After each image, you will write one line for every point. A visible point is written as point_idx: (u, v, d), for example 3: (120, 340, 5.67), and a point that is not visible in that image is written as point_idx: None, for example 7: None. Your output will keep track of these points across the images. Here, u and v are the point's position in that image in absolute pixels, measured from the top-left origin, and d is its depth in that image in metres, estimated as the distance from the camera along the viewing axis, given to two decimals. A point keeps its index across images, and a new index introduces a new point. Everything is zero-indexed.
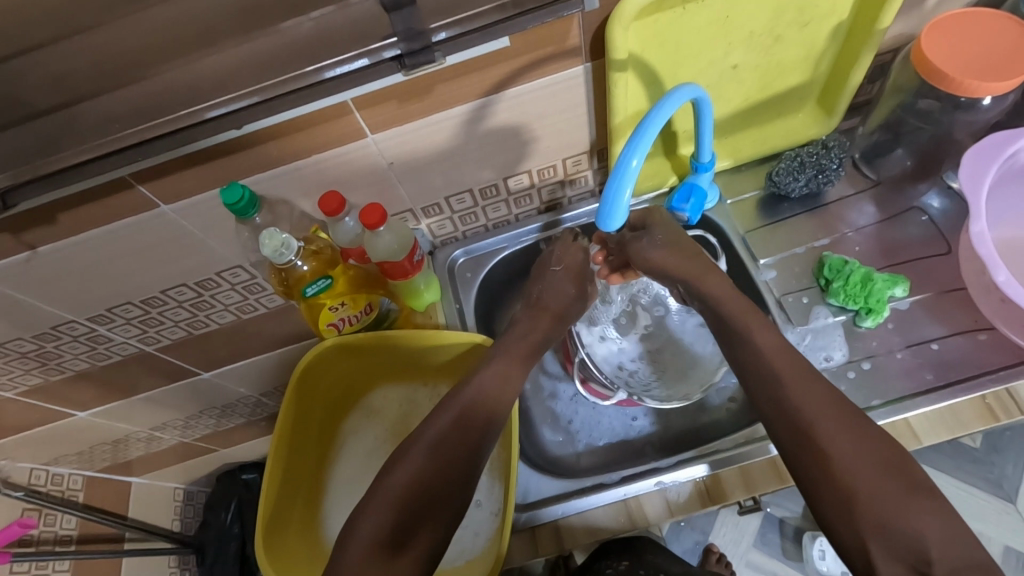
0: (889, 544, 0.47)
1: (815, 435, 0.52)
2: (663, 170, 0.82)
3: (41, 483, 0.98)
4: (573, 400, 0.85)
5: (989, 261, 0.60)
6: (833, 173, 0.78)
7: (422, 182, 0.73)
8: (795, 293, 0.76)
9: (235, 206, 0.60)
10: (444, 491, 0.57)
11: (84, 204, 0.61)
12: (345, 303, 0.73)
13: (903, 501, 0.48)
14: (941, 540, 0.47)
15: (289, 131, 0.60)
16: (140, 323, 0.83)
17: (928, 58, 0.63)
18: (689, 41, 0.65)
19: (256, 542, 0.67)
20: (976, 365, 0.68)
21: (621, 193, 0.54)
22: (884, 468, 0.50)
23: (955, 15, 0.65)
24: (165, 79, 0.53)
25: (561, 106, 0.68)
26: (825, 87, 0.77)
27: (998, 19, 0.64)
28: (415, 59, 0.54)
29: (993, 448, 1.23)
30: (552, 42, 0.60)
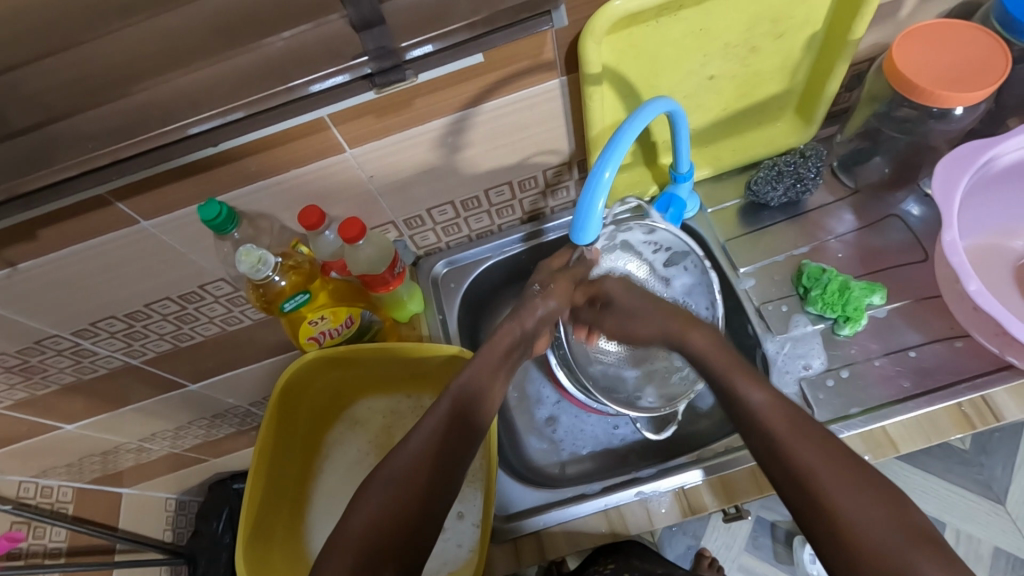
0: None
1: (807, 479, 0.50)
2: (643, 179, 0.83)
3: (31, 495, 0.98)
4: (556, 409, 0.85)
5: (961, 270, 0.61)
6: (811, 182, 0.78)
7: (404, 193, 0.73)
8: (774, 301, 0.77)
9: (213, 222, 0.60)
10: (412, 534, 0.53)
11: (64, 221, 0.61)
12: (326, 317, 0.73)
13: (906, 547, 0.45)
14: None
15: (268, 146, 0.60)
16: (124, 336, 0.83)
17: (900, 72, 0.64)
18: (665, 53, 0.66)
19: (239, 552, 0.67)
20: (953, 371, 0.68)
21: (594, 205, 0.54)
22: (876, 500, 0.47)
23: (922, 28, 0.66)
24: (140, 99, 0.54)
25: (539, 119, 0.69)
26: (803, 96, 0.78)
27: (966, 31, 0.65)
28: (387, 77, 0.55)
29: (982, 449, 1.23)
30: (528, 56, 0.60)
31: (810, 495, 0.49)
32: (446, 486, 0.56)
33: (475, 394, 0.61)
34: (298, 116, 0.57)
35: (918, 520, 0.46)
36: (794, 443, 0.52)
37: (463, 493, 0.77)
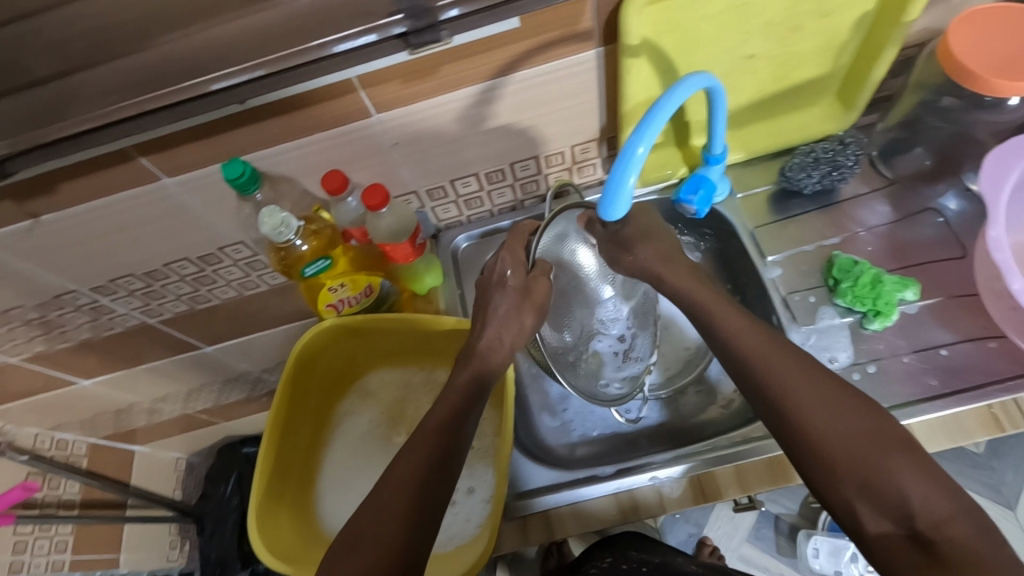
0: (877, 503, 0.46)
1: (788, 399, 0.51)
2: (673, 160, 0.81)
3: (46, 448, 0.96)
4: (567, 388, 0.84)
5: (1005, 267, 0.59)
6: (848, 171, 0.76)
7: (428, 163, 0.72)
8: (801, 292, 0.75)
9: (236, 181, 0.59)
10: None
11: (86, 174, 0.61)
12: (345, 285, 0.72)
13: (885, 456, 0.47)
14: (926, 497, 0.45)
15: (295, 107, 0.59)
16: (142, 295, 0.83)
17: (992, 81, 0.60)
18: (707, 28, 0.63)
19: (250, 517, 0.67)
20: (983, 371, 0.66)
21: (624, 181, 0.52)
22: (849, 414, 0.50)
23: (960, 44, 0.61)
24: (167, 49, 0.55)
25: (571, 91, 0.67)
26: (845, 80, 0.75)
27: (974, 18, 0.62)
28: (420, 37, 0.54)
29: (994, 453, 1.21)
30: (566, 24, 0.58)
31: (789, 414, 0.51)
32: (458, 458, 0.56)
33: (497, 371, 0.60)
34: (326, 76, 0.55)
35: (896, 428, 0.49)
36: (786, 373, 0.52)
37: (473, 468, 0.77)
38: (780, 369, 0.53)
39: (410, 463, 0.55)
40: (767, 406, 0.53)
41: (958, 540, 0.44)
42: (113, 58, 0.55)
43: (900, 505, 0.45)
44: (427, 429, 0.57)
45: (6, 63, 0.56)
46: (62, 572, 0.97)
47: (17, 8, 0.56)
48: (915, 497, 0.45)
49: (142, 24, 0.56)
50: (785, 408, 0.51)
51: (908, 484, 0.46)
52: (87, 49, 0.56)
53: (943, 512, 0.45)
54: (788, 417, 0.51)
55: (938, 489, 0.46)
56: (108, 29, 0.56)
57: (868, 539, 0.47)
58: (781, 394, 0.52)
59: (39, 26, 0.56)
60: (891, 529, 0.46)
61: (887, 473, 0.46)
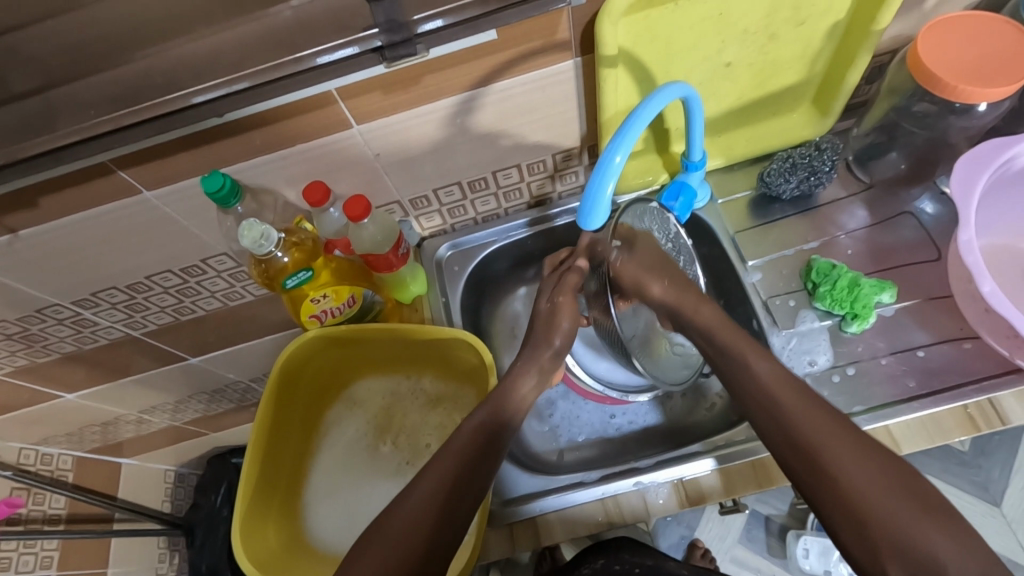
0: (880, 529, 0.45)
1: (818, 449, 0.49)
2: (654, 167, 0.82)
3: (30, 462, 0.97)
4: (554, 393, 0.85)
5: (975, 270, 0.60)
6: (824, 176, 0.77)
7: (411, 172, 0.72)
8: (782, 296, 0.76)
9: (216, 194, 0.59)
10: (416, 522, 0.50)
11: (64, 189, 0.61)
12: (328, 295, 0.71)
13: (919, 518, 0.45)
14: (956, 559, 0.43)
15: (274, 120, 0.59)
16: (125, 307, 0.83)
17: (961, 87, 0.61)
18: (684, 37, 0.64)
19: (234, 530, 0.67)
20: (960, 372, 0.67)
21: (602, 191, 0.53)
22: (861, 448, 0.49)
23: (933, 65, 0.62)
24: (144, 63, 0.55)
25: (551, 100, 0.67)
26: (821, 87, 0.76)
27: (935, 30, 0.64)
28: (396, 51, 0.54)
29: (981, 450, 1.23)
30: (542, 34, 0.58)
31: (799, 443, 0.51)
32: (461, 480, 0.56)
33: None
34: (303, 89, 0.56)
35: (926, 489, 0.47)
36: (792, 407, 0.52)
37: None
38: (801, 418, 0.52)
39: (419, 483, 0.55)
40: (789, 451, 0.51)
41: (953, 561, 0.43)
42: (91, 73, 0.55)
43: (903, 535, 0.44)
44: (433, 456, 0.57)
45: None
46: None
47: None
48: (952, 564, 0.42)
49: (121, 38, 0.56)
50: (813, 456, 0.49)
51: (939, 543, 0.44)
52: (64, 62, 0.56)
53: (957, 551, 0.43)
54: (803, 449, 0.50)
55: (968, 551, 0.43)
56: (87, 44, 0.56)
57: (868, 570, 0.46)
58: (807, 437, 0.50)
59: (19, 42, 0.56)
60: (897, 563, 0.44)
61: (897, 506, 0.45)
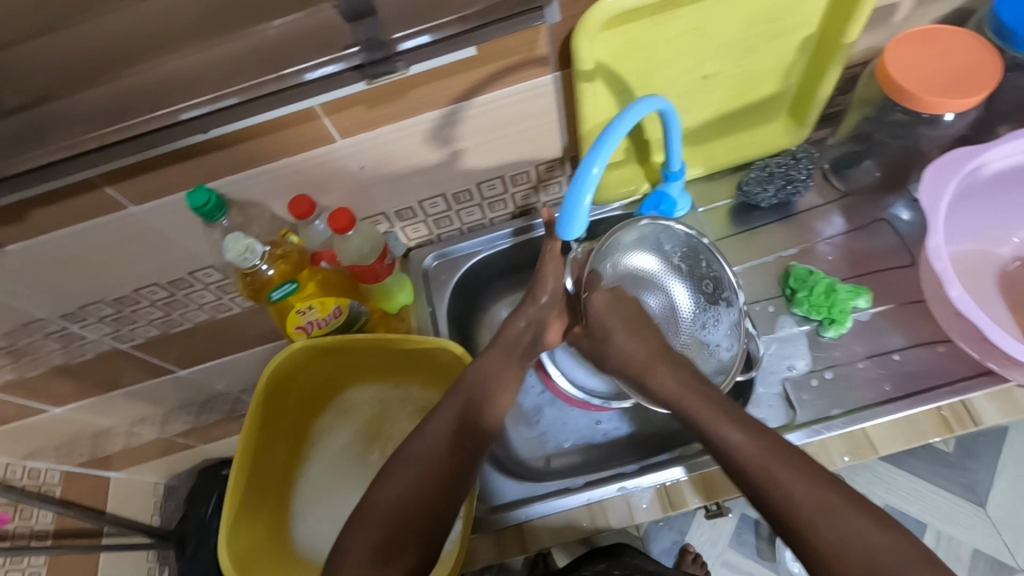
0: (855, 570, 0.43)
1: (800, 511, 0.46)
2: (636, 177, 0.83)
3: (16, 478, 0.90)
4: (541, 399, 0.86)
5: (944, 275, 0.62)
6: (802, 184, 0.79)
7: (396, 184, 0.73)
8: (761, 302, 0.77)
9: (202, 208, 0.60)
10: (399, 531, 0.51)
11: (51, 204, 0.61)
12: (313, 306, 0.72)
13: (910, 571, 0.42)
14: None
15: (260, 135, 0.60)
16: (113, 320, 0.83)
17: (927, 98, 0.63)
18: (660, 51, 0.66)
19: (221, 540, 0.67)
20: (934, 375, 0.69)
21: (581, 201, 0.55)
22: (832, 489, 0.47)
23: (904, 81, 0.63)
24: (131, 80, 0.56)
25: (532, 113, 0.69)
26: (796, 98, 0.78)
27: (904, 44, 0.66)
28: (376, 68, 0.55)
29: (966, 452, 1.25)
30: (522, 50, 0.60)
31: (765, 486, 0.48)
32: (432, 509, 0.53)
33: (467, 388, 0.60)
34: (288, 105, 0.57)
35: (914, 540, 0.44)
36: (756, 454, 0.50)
37: None
38: (780, 477, 0.48)
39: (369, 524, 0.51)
40: (772, 514, 0.48)
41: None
42: (77, 90, 0.56)
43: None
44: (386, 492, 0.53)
45: None
46: None
47: None
48: None
49: (108, 55, 0.57)
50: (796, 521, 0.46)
51: None
52: (51, 80, 0.56)
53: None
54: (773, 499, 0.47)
55: None
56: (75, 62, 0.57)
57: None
58: (788, 501, 0.46)
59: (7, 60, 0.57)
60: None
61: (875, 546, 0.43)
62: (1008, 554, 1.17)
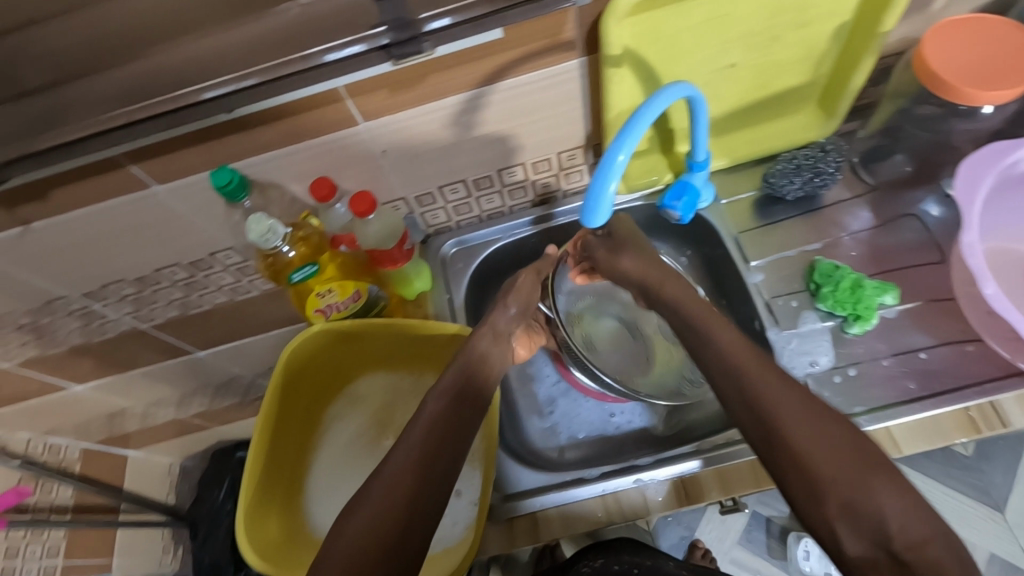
0: (858, 526, 0.45)
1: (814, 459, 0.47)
2: (658, 167, 0.82)
3: (39, 453, 0.94)
4: (555, 390, 0.86)
5: (978, 272, 0.60)
6: (829, 177, 0.77)
7: (417, 169, 0.73)
8: (784, 296, 0.76)
9: (225, 188, 0.60)
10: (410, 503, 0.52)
11: (76, 182, 0.62)
12: (333, 290, 0.72)
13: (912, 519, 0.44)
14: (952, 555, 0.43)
15: (283, 116, 0.60)
16: (134, 300, 0.84)
17: (966, 89, 0.61)
18: (687, 38, 0.64)
19: (238, 521, 0.67)
20: (961, 375, 0.67)
21: (605, 189, 0.54)
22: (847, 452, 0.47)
23: (943, 72, 0.61)
24: (157, 58, 0.56)
25: (555, 99, 0.68)
26: (825, 89, 0.77)
27: (942, 33, 0.64)
28: (403, 49, 0.54)
29: (983, 455, 1.23)
30: (548, 33, 0.59)
31: (781, 446, 0.49)
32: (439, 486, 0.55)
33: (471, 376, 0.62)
34: (311, 86, 0.56)
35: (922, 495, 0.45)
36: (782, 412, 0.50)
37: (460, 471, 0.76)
38: (793, 430, 0.49)
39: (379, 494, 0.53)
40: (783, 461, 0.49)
41: (934, 561, 0.42)
42: (104, 68, 0.56)
43: (889, 541, 0.43)
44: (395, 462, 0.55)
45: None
46: None
47: (11, 20, 0.57)
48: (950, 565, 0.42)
49: (135, 33, 0.57)
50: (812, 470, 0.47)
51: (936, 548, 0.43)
52: (81, 57, 0.57)
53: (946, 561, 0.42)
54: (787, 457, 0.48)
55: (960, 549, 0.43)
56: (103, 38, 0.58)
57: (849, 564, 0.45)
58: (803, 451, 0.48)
59: (35, 35, 0.57)
60: (875, 556, 0.44)
61: (886, 512, 0.44)
62: None
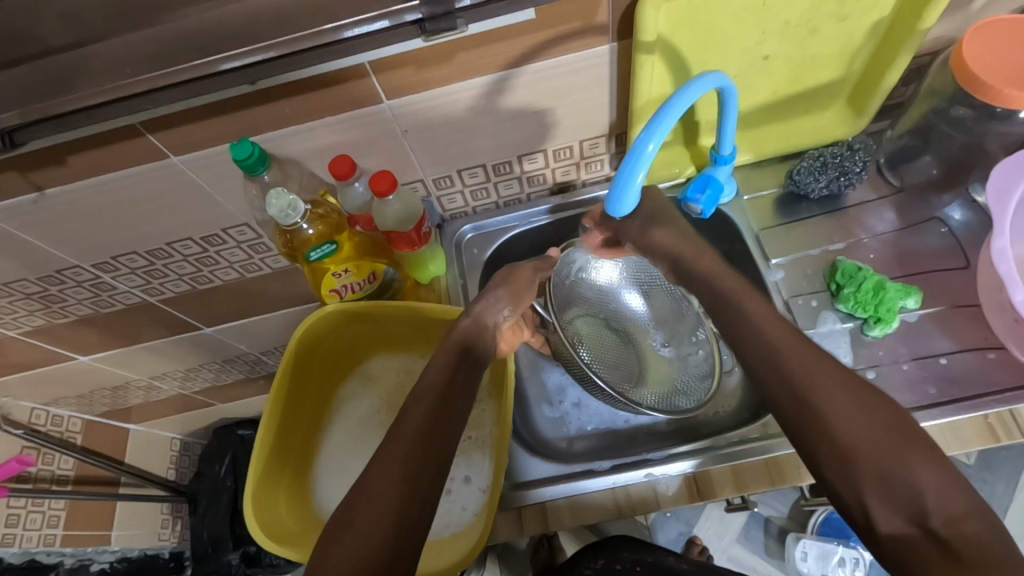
0: (893, 501, 0.45)
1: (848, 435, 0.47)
2: (681, 159, 0.81)
3: (40, 423, 0.99)
4: (565, 379, 0.85)
5: (1008, 278, 0.59)
6: (855, 177, 0.76)
7: (438, 151, 0.72)
8: (804, 295, 0.75)
9: (244, 162, 0.59)
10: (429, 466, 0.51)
11: (92, 149, 0.60)
12: (348, 270, 0.71)
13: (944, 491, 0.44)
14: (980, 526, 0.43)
15: (305, 90, 0.59)
16: (144, 273, 0.83)
17: (1003, 90, 0.59)
18: (723, 27, 0.63)
19: (247, 496, 0.67)
20: (982, 382, 0.67)
21: (633, 177, 0.53)
22: (886, 428, 0.47)
23: (984, 74, 0.60)
24: (181, 25, 0.55)
25: (583, 85, 0.66)
26: (856, 86, 0.75)
27: (983, 31, 0.62)
28: (436, 24, 0.53)
29: (987, 465, 1.22)
30: (581, 16, 0.58)
31: (817, 422, 0.48)
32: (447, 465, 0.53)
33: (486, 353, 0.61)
34: (338, 60, 0.55)
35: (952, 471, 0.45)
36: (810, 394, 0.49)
37: (469, 457, 0.76)
38: (829, 407, 0.48)
39: (389, 470, 0.51)
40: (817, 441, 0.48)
41: (970, 538, 0.43)
42: (127, 32, 0.55)
43: (926, 518, 0.44)
44: (403, 434, 0.53)
45: (16, 33, 0.56)
46: (54, 546, 0.97)
47: None
48: (980, 535, 0.43)
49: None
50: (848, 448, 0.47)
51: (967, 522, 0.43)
52: (103, 21, 0.56)
53: (980, 536, 0.43)
54: (822, 436, 0.48)
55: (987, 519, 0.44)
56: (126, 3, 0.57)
57: (881, 538, 0.46)
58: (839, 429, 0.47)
59: None
60: (907, 531, 0.44)
61: (923, 487, 0.44)
62: None
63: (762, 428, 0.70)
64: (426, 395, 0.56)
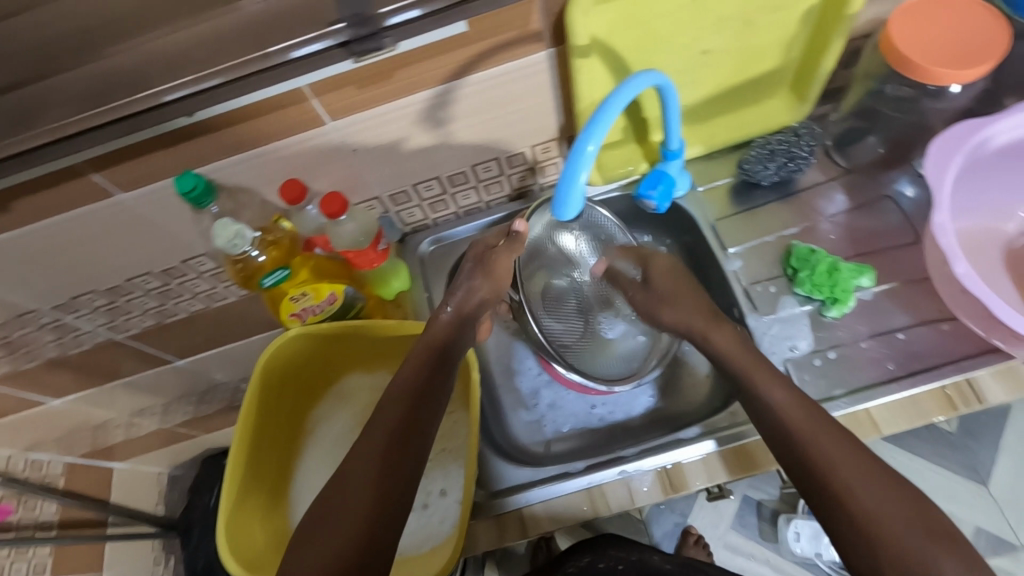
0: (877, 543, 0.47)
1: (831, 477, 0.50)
2: (634, 156, 0.82)
3: (18, 469, 0.89)
4: (538, 382, 0.85)
5: (950, 252, 0.60)
6: (804, 161, 0.78)
7: (392, 169, 0.72)
8: (763, 282, 0.76)
9: (189, 194, 0.59)
10: (397, 461, 0.53)
11: (36, 193, 0.60)
12: (307, 293, 0.72)
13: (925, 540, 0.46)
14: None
15: (247, 117, 0.58)
16: (108, 310, 0.82)
17: (919, 64, 0.61)
18: (661, 26, 0.64)
19: (220, 522, 0.67)
20: (940, 354, 0.68)
21: (574, 180, 0.53)
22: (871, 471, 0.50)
23: (903, 48, 0.62)
24: (116, 62, 0.55)
25: (526, 92, 0.67)
26: (799, 72, 0.76)
27: (911, 9, 0.64)
28: (363, 45, 0.53)
29: (968, 432, 1.25)
30: (514, 26, 0.58)
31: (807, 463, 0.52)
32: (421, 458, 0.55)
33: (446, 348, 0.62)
34: (274, 86, 0.55)
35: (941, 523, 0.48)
36: (809, 432, 0.53)
37: (445, 470, 0.76)
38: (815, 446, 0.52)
39: (366, 470, 0.52)
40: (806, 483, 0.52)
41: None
42: (62, 74, 0.55)
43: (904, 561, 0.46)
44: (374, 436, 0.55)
45: None
46: None
47: None
48: None
49: (95, 37, 0.56)
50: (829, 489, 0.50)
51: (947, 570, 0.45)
52: (39, 64, 0.56)
53: None
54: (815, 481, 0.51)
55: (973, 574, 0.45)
56: (61, 44, 0.57)
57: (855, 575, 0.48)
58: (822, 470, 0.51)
59: None
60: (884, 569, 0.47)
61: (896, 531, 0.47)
62: (1011, 533, 1.17)
63: (731, 417, 0.71)
64: (402, 396, 0.57)
